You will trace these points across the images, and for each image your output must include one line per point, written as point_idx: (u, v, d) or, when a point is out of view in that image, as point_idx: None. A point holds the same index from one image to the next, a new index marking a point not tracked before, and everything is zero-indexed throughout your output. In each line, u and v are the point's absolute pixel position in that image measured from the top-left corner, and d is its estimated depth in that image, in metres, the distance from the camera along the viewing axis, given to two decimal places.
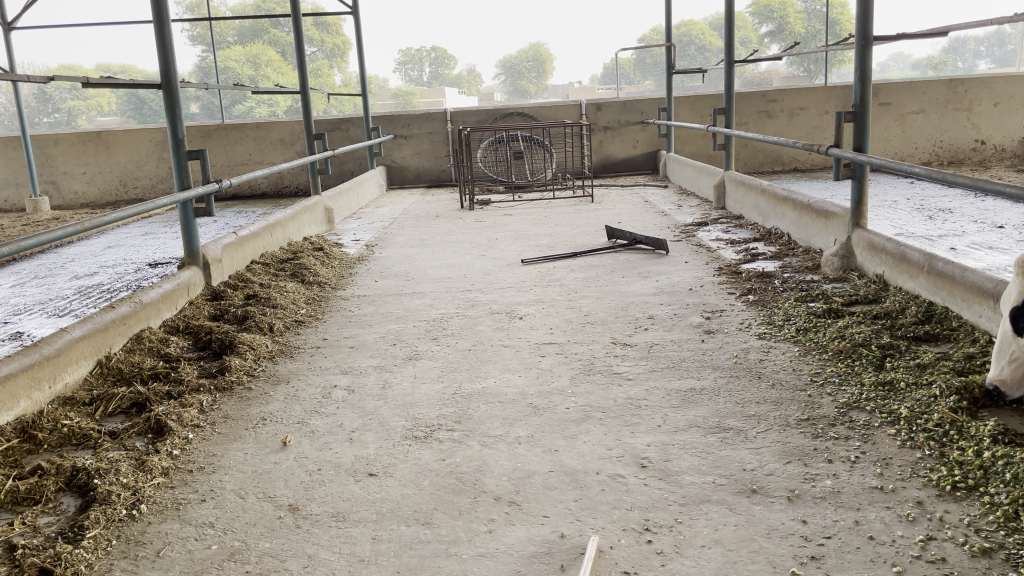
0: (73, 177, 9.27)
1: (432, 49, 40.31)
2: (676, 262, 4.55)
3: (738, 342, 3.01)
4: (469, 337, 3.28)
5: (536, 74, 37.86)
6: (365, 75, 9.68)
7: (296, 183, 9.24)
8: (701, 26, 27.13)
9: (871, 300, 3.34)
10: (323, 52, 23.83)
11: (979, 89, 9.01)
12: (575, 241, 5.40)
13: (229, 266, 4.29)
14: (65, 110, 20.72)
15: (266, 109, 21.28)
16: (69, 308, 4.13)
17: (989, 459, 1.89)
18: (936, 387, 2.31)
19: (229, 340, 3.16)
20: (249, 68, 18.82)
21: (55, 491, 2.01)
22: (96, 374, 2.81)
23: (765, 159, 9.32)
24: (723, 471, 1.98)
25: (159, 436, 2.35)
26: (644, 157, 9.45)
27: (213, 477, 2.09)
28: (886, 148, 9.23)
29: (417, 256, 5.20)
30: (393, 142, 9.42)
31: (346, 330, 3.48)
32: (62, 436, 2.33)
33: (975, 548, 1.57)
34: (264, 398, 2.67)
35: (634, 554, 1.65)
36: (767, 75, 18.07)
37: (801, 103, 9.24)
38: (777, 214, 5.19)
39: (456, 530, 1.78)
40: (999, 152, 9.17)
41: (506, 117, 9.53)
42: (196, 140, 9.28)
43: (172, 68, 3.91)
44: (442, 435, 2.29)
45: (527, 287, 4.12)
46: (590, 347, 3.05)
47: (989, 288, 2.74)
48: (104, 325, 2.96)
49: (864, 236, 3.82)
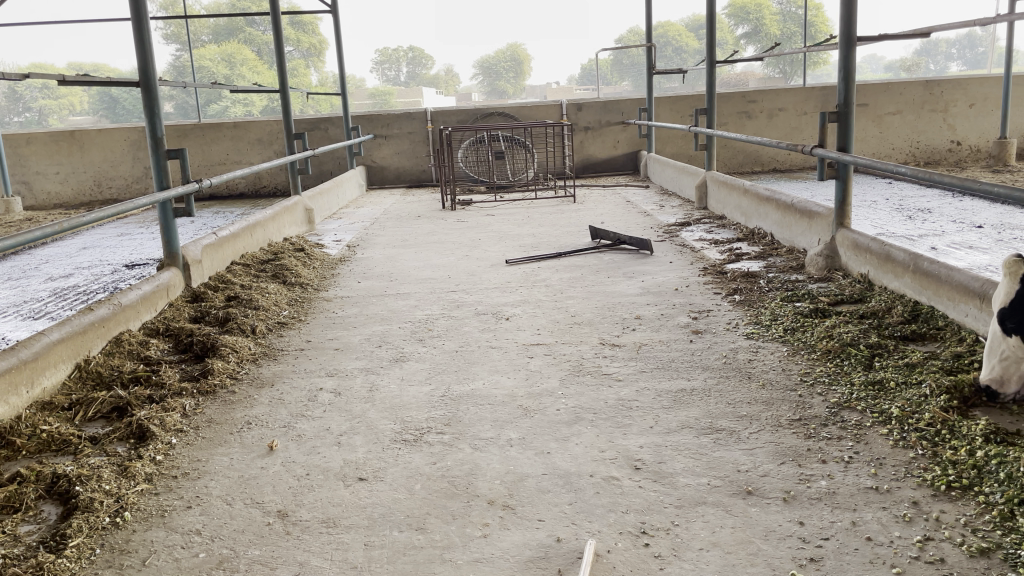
0: (46, 177, 9.10)
1: (409, 49, 39.67)
2: (661, 262, 4.55)
3: (726, 342, 3.00)
4: (455, 338, 3.25)
5: (514, 75, 37.87)
6: (344, 74, 9.60)
7: (275, 183, 9.15)
8: (678, 27, 27.17)
9: (856, 300, 3.35)
10: (299, 51, 23.67)
11: (955, 90, 9.13)
12: (558, 241, 5.39)
13: (209, 267, 4.22)
14: (36, 110, 20.41)
15: (242, 108, 21.06)
16: (45, 310, 4.04)
17: (983, 459, 1.89)
18: (926, 386, 2.32)
19: (211, 342, 3.10)
20: (224, 68, 18.65)
21: (36, 499, 1.95)
22: (75, 378, 2.74)
23: (745, 159, 9.37)
24: (718, 472, 1.97)
25: (141, 441, 2.30)
26: (625, 157, 9.47)
27: (199, 483, 2.04)
28: (864, 149, 9.32)
29: (401, 257, 5.15)
30: (373, 142, 9.35)
31: (331, 332, 3.44)
32: (41, 441, 2.26)
33: (972, 548, 1.57)
34: (249, 401, 2.62)
35: (633, 558, 1.63)
36: (743, 75, 18.19)
37: (780, 104, 9.31)
38: (760, 214, 5.21)
39: (451, 535, 1.75)
40: (974, 153, 9.29)
41: (488, 117, 9.51)
42: (172, 140, 9.15)
43: (150, 65, 3.83)
44: (432, 438, 2.26)
45: (513, 288, 4.10)
46: (579, 348, 3.03)
47: (975, 287, 2.76)
48: (83, 327, 2.90)
49: (848, 236, 3.84)
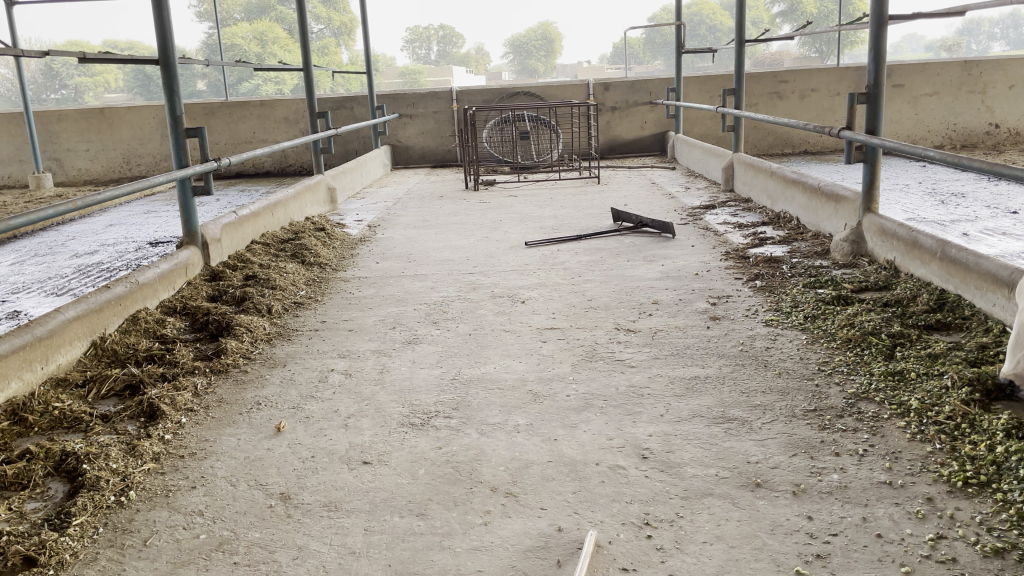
0: (77, 154, 9.21)
1: (440, 28, 39.66)
2: (682, 245, 4.49)
3: (744, 329, 2.94)
4: (470, 320, 3.22)
5: (545, 53, 37.66)
6: (369, 53, 9.56)
7: (300, 161, 9.18)
8: (712, 6, 26.77)
9: (881, 287, 3.27)
10: (329, 30, 23.69)
11: (994, 71, 8.85)
12: (580, 223, 5.33)
13: (228, 246, 4.23)
14: (72, 88, 20.58)
15: (273, 87, 21.16)
16: (68, 287, 4.09)
17: (1002, 454, 1.83)
18: (948, 377, 2.25)
19: (226, 322, 3.11)
20: (255, 46, 18.65)
21: (43, 476, 1.96)
22: (90, 356, 2.76)
23: (775, 141, 9.19)
24: (727, 463, 1.92)
25: (151, 420, 2.31)
26: (652, 137, 9.34)
27: (204, 463, 2.04)
28: (898, 131, 9.09)
29: (421, 238, 5.13)
30: (398, 121, 9.32)
31: (346, 312, 3.43)
32: (53, 419, 2.29)
33: (987, 548, 1.51)
34: (260, 381, 2.62)
35: (634, 550, 1.60)
36: (779, 55, 17.90)
37: (811, 84, 9.12)
38: (786, 198, 5.10)
39: (451, 523, 1.73)
40: (1013, 136, 9.02)
41: (513, 96, 9.41)
42: (198, 117, 9.20)
43: (169, 42, 3.82)
44: (439, 422, 2.24)
45: (531, 271, 4.06)
46: (592, 333, 2.98)
47: (1003, 276, 2.67)
48: (99, 305, 2.91)
49: (875, 221, 3.74)
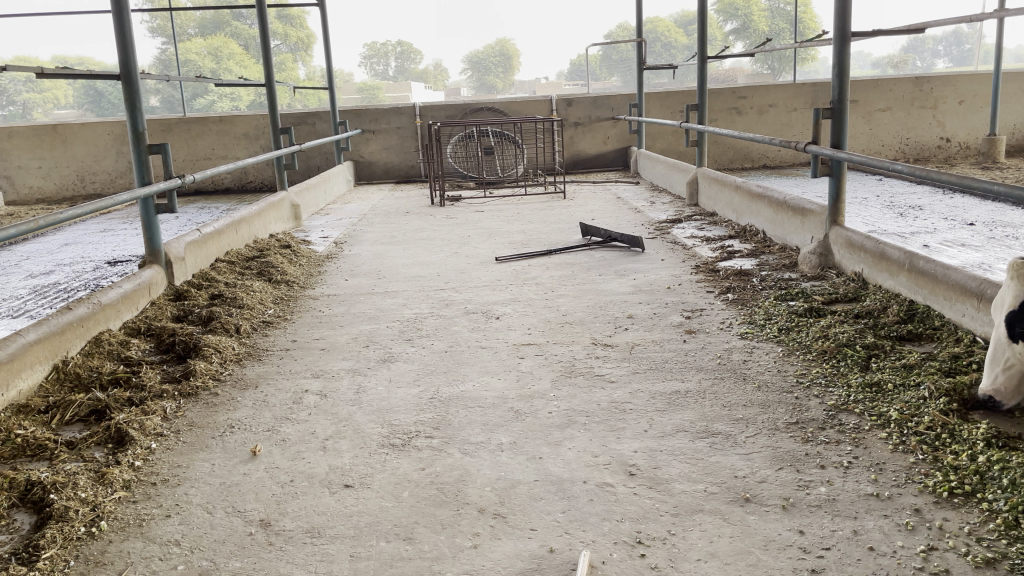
0: (28, 172, 8.93)
1: (398, 44, 39.68)
2: (652, 259, 4.51)
3: (720, 342, 2.95)
4: (445, 337, 3.18)
5: (502, 69, 37.93)
6: (330, 68, 9.48)
7: (261, 178, 9.06)
8: (666, 23, 27.24)
9: (851, 298, 3.32)
10: (286, 46, 23.50)
11: (944, 87, 9.13)
12: (549, 238, 5.33)
13: (192, 264, 4.13)
14: (21, 103, 20.27)
15: (229, 102, 20.93)
16: (24, 308, 3.95)
17: (985, 464, 1.85)
18: (924, 388, 2.28)
19: (194, 343, 3.02)
20: (210, 61, 18.40)
21: (7, 508, 1.87)
22: (52, 379, 2.66)
23: (734, 156, 9.36)
24: (714, 478, 1.91)
25: (120, 446, 2.22)
26: (615, 153, 9.42)
27: (178, 491, 1.97)
28: (854, 145, 9.31)
29: (389, 254, 5.07)
30: (361, 137, 9.26)
31: (317, 331, 3.37)
32: (15, 447, 2.18)
33: (977, 559, 1.52)
34: (231, 404, 2.54)
35: (628, 569, 1.58)
36: (732, 71, 18.25)
37: (769, 100, 9.29)
38: (752, 212, 5.16)
39: (440, 546, 1.68)
40: (963, 150, 9.29)
41: (476, 111, 9.42)
42: (155, 134, 9.02)
43: (130, 57, 3.71)
44: (420, 443, 2.19)
45: (503, 285, 4.04)
46: (570, 348, 2.97)
47: (972, 287, 2.72)
48: (61, 327, 2.81)
49: (842, 234, 3.80)
